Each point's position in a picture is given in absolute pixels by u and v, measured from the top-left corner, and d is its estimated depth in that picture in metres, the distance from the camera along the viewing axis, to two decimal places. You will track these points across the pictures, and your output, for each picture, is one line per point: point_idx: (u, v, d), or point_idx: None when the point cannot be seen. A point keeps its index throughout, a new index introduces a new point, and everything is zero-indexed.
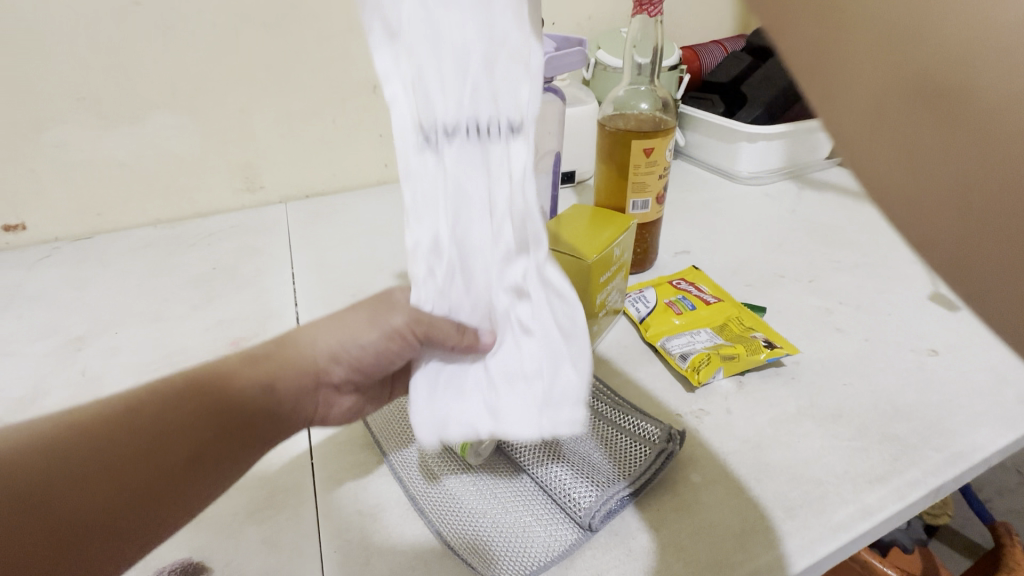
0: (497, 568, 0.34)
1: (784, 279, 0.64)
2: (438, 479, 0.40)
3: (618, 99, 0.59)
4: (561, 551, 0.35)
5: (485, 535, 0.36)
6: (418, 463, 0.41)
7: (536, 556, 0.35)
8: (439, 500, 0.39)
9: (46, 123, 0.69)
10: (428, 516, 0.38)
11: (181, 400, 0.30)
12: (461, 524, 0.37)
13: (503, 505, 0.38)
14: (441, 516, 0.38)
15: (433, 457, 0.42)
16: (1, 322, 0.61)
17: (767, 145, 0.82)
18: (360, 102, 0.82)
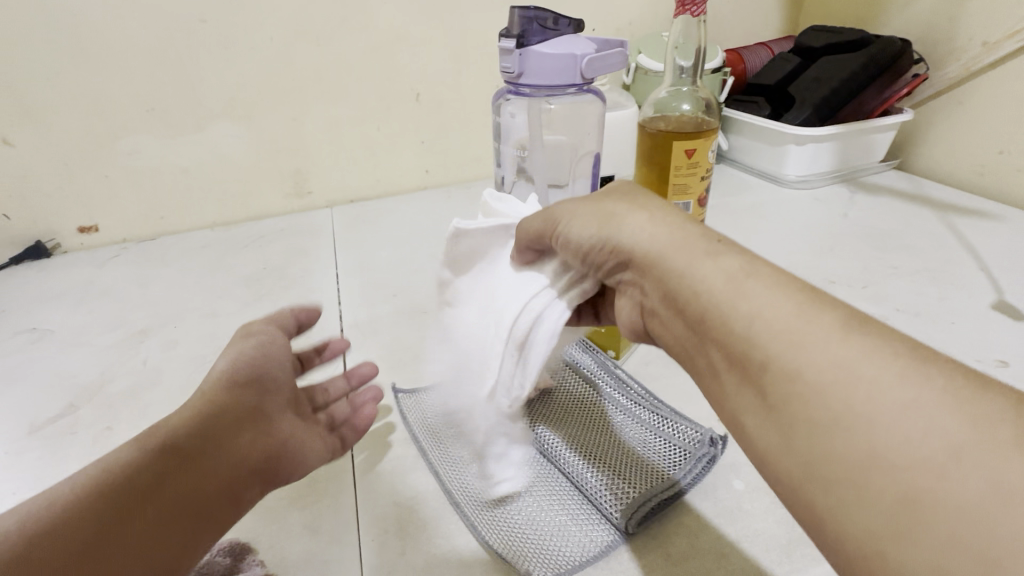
0: (531, 566, 0.34)
1: (835, 285, 0.61)
2: (476, 475, 0.40)
3: (659, 101, 0.59)
4: (596, 552, 0.35)
5: (519, 531, 0.36)
6: (453, 458, 0.42)
7: (570, 558, 0.34)
8: (474, 495, 0.39)
9: (120, 133, 0.75)
10: (463, 512, 0.38)
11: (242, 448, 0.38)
12: (496, 520, 0.37)
13: (539, 505, 0.38)
14: (476, 511, 0.38)
15: (469, 454, 0.42)
16: (75, 315, 0.66)
17: (816, 148, 0.79)
18: (404, 110, 0.85)
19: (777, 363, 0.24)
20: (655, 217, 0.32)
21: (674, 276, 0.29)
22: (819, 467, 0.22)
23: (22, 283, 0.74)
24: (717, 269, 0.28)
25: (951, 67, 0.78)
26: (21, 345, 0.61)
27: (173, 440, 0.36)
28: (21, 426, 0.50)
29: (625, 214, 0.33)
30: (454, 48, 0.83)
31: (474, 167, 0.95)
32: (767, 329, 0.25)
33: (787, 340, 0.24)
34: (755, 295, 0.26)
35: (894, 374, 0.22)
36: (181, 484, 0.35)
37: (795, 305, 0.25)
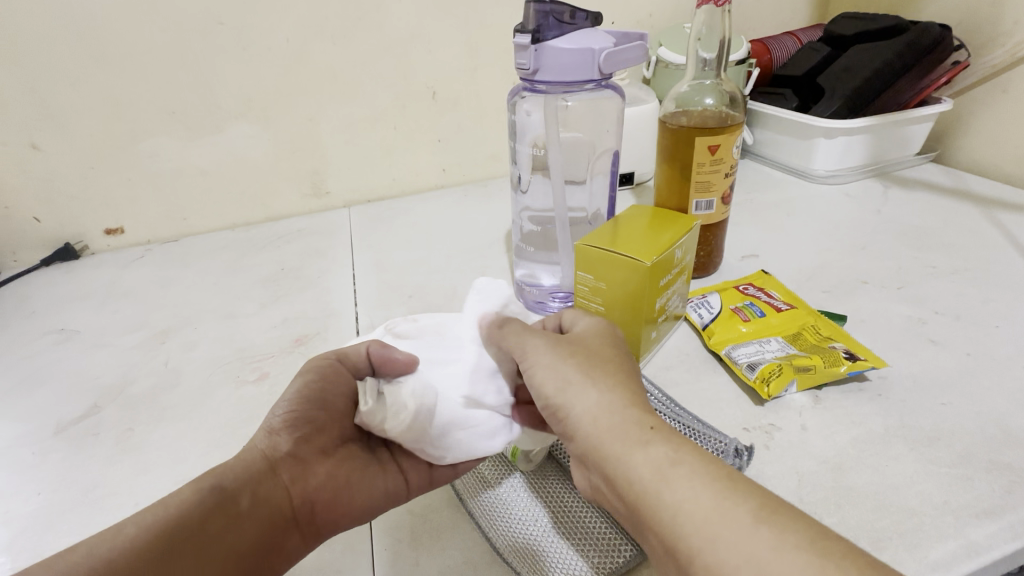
0: None
1: (868, 286, 0.58)
2: (493, 484, 0.39)
3: (681, 95, 0.57)
4: (616, 565, 0.33)
5: (537, 541, 0.35)
6: (467, 465, 0.41)
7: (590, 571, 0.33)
8: (490, 503, 0.38)
9: (143, 136, 0.76)
10: (482, 527, 0.36)
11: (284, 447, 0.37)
12: (512, 529, 0.36)
13: (556, 518, 0.36)
14: (492, 520, 0.37)
15: (487, 465, 0.41)
16: (100, 316, 0.67)
17: (847, 141, 0.76)
18: (420, 109, 0.85)
19: (701, 557, 0.25)
20: (603, 392, 0.33)
21: (613, 461, 0.30)
22: None
23: (51, 284, 0.76)
24: (648, 459, 0.29)
25: (994, 53, 0.74)
26: (49, 346, 0.62)
27: (221, 481, 0.34)
28: (47, 427, 0.51)
29: (579, 384, 0.34)
30: (470, 45, 0.82)
31: (491, 165, 0.94)
32: (691, 520, 0.26)
33: (708, 533, 0.25)
34: (678, 481, 0.28)
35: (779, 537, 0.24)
36: (225, 525, 0.33)
37: (711, 493, 0.26)
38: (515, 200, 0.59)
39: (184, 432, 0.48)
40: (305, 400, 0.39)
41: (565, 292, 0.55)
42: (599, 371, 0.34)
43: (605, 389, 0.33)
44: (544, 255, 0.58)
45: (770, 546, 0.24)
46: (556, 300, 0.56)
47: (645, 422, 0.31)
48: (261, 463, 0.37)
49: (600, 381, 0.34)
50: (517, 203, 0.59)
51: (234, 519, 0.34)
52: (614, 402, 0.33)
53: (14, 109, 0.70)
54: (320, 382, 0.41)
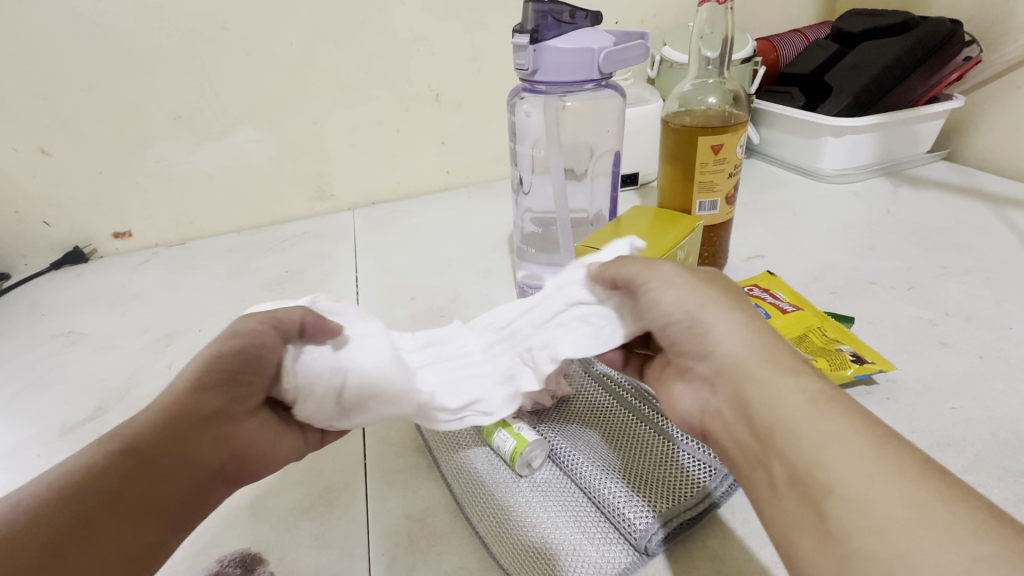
0: None
1: (877, 287, 0.57)
2: (491, 488, 0.39)
3: (683, 94, 0.56)
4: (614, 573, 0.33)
5: (534, 547, 0.35)
6: (464, 468, 0.41)
7: None
8: (487, 507, 0.37)
9: (150, 141, 0.77)
10: (478, 530, 0.36)
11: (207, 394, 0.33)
12: (509, 535, 0.35)
13: (554, 523, 0.36)
14: (489, 525, 0.36)
15: (482, 467, 0.40)
16: (108, 319, 0.68)
17: (855, 139, 0.74)
18: (424, 111, 0.85)
19: (836, 499, 0.23)
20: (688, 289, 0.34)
21: (754, 388, 0.29)
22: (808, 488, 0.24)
23: (60, 287, 0.77)
24: (798, 389, 0.27)
25: (1008, 48, 0.72)
26: (57, 349, 0.63)
27: (135, 442, 0.30)
28: (53, 429, 0.51)
29: (723, 307, 0.32)
30: (473, 46, 0.82)
31: (494, 167, 0.94)
32: (833, 457, 0.24)
33: (788, 411, 0.27)
34: (825, 415, 0.26)
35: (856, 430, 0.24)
36: (143, 486, 0.29)
37: (851, 433, 0.25)
38: (517, 201, 0.59)
39: None
40: (226, 350, 0.34)
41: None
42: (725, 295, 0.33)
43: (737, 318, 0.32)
44: (544, 257, 0.58)
45: (875, 468, 0.23)
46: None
47: (781, 357, 0.30)
48: (190, 418, 0.32)
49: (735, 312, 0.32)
50: (519, 205, 0.59)
51: (155, 479, 0.30)
52: (750, 333, 0.31)
53: (24, 115, 0.71)
54: (253, 345, 0.35)
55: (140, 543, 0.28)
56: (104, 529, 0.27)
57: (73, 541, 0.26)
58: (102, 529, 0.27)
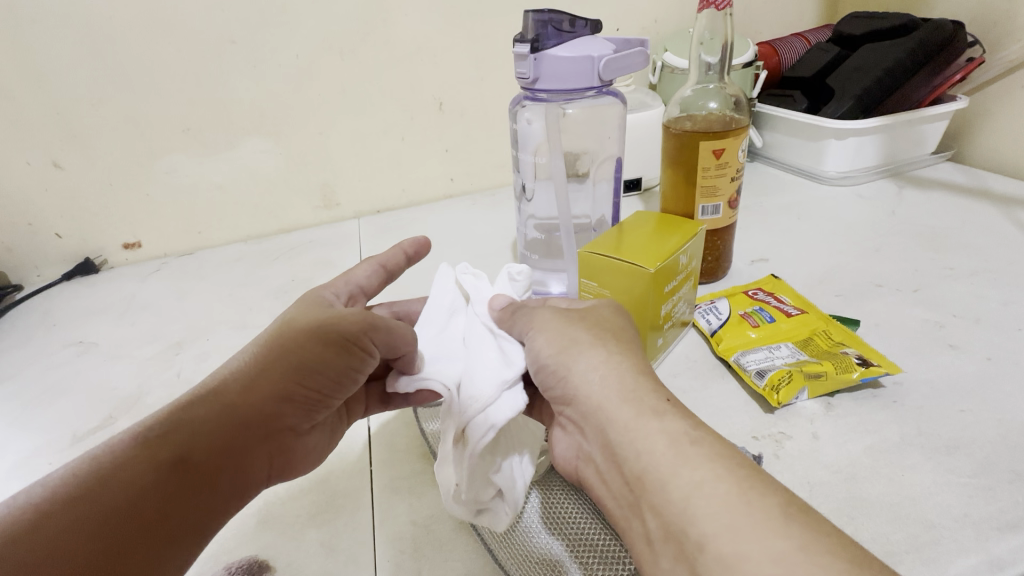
0: None
1: (882, 289, 0.57)
2: None
3: (684, 99, 0.56)
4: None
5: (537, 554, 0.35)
6: None
7: None
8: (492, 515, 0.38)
9: (160, 153, 0.78)
10: (480, 534, 0.37)
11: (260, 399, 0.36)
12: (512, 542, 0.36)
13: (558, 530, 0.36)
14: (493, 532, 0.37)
15: None
16: (118, 328, 0.69)
17: (859, 141, 0.74)
18: (428, 120, 0.86)
19: (715, 546, 0.24)
20: (609, 353, 0.34)
21: (614, 427, 0.31)
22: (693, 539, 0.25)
23: (72, 298, 0.78)
24: (660, 430, 0.29)
25: (1011, 48, 0.71)
26: (69, 358, 0.64)
27: (188, 455, 0.32)
28: (65, 437, 0.52)
29: (587, 345, 0.35)
30: (476, 55, 0.83)
31: (499, 173, 0.95)
32: (707, 497, 0.26)
33: (678, 467, 0.27)
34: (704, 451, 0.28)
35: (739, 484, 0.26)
36: (188, 497, 0.32)
37: (731, 479, 0.26)
38: (518, 209, 0.60)
39: None
40: (291, 364, 0.36)
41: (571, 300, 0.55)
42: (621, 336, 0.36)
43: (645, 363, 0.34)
44: (549, 263, 0.58)
45: (765, 522, 0.24)
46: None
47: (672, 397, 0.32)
48: (252, 428, 0.35)
49: (626, 351, 0.35)
50: (521, 213, 0.60)
51: (203, 489, 0.33)
52: (625, 369, 0.33)
53: (38, 130, 0.73)
54: (328, 355, 0.37)
55: (172, 547, 0.31)
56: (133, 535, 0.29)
57: (100, 545, 0.29)
58: (136, 535, 0.30)
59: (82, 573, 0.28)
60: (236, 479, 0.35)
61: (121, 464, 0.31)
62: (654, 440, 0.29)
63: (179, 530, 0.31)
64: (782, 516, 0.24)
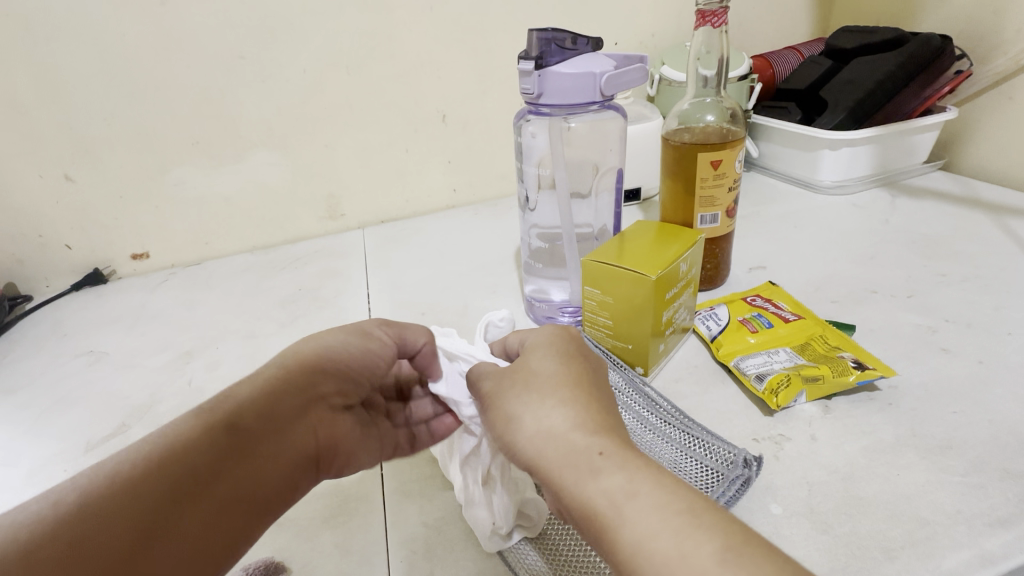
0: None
1: (877, 295, 0.58)
2: None
3: (682, 112, 0.58)
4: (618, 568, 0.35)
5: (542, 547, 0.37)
6: None
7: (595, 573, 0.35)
8: None
9: (169, 166, 0.79)
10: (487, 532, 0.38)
11: (303, 379, 0.39)
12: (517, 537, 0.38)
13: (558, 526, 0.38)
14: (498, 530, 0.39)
15: None
16: (128, 338, 0.70)
17: (851, 152, 0.76)
18: (431, 132, 0.87)
19: None
20: (542, 414, 0.34)
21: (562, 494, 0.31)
22: None
23: (81, 309, 0.79)
24: (599, 491, 0.29)
25: (998, 61, 0.74)
26: (79, 368, 0.65)
27: (238, 420, 0.35)
28: (78, 445, 0.53)
29: (522, 410, 0.35)
30: (478, 70, 0.85)
31: (501, 185, 0.97)
32: (651, 558, 0.26)
33: (622, 533, 0.27)
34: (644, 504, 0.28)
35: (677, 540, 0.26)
36: (237, 461, 0.34)
37: (674, 533, 0.26)
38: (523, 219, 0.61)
39: None
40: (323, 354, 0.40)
41: (574, 307, 0.57)
42: (554, 387, 0.35)
43: (578, 410, 0.33)
44: (552, 271, 0.60)
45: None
46: (566, 313, 0.58)
47: (608, 441, 0.31)
48: (294, 402, 0.38)
49: (562, 404, 0.34)
50: (526, 222, 0.61)
51: (249, 457, 0.35)
52: (559, 427, 0.33)
53: (50, 144, 0.74)
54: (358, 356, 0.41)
55: (216, 504, 0.33)
56: (185, 486, 0.32)
57: (157, 492, 0.31)
58: (188, 487, 0.32)
59: (139, 517, 0.30)
60: (280, 453, 0.36)
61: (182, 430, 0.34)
62: (598, 506, 0.29)
63: (225, 490, 0.33)
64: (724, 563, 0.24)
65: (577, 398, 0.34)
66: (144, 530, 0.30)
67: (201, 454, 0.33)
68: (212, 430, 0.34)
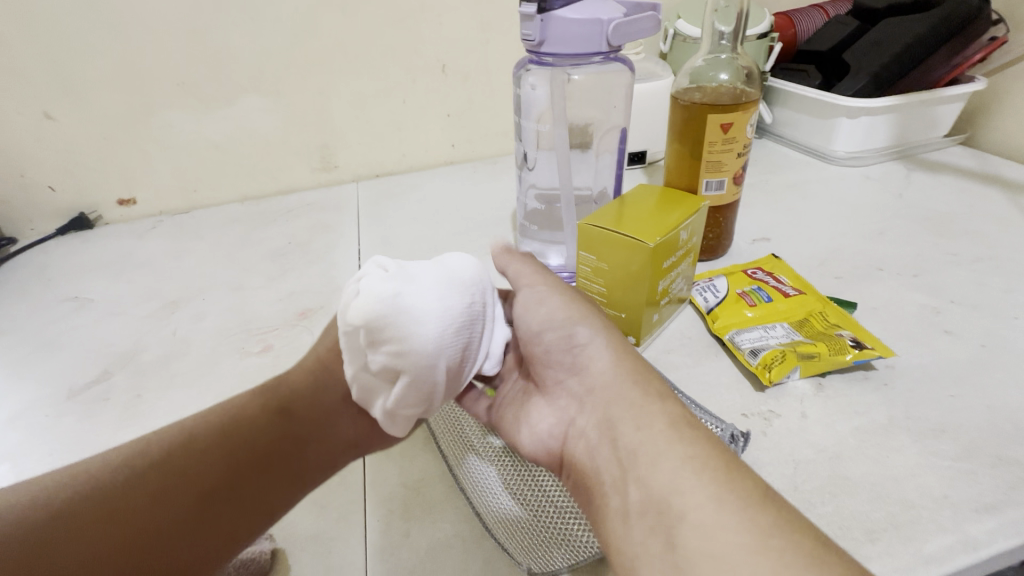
0: (519, 548, 0.34)
1: (883, 273, 0.56)
2: (477, 455, 0.40)
3: (695, 70, 0.54)
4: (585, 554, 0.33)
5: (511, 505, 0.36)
6: (455, 424, 0.42)
7: (559, 546, 0.34)
8: (472, 466, 0.39)
9: (154, 108, 0.76)
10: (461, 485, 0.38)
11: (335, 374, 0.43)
12: (487, 493, 0.37)
13: (526, 491, 0.37)
14: (473, 485, 0.38)
15: (470, 428, 0.42)
16: (113, 285, 0.68)
17: (870, 121, 0.72)
18: (430, 82, 0.83)
19: (694, 515, 0.27)
20: (615, 347, 0.36)
21: (620, 409, 0.33)
22: (665, 508, 0.28)
23: (68, 253, 0.77)
24: (664, 413, 0.32)
25: None
26: (64, 314, 0.64)
27: (292, 407, 0.41)
28: (62, 391, 0.52)
29: (594, 335, 0.37)
30: (483, 17, 0.80)
31: (502, 142, 0.93)
32: (691, 478, 0.28)
33: (662, 450, 0.30)
34: (690, 481, 0.28)
35: (714, 472, 0.28)
36: (287, 450, 0.40)
37: (715, 469, 0.28)
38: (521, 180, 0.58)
39: (188, 398, 0.49)
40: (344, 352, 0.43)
41: (569, 272, 0.55)
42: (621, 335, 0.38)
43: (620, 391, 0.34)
44: (547, 233, 0.58)
45: (746, 515, 0.26)
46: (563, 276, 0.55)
47: (650, 422, 0.32)
48: (333, 398, 0.42)
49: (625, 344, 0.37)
50: (524, 184, 0.58)
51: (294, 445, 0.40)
52: (624, 362, 0.36)
53: (28, 79, 0.71)
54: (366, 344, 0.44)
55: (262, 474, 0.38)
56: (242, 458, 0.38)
57: (223, 466, 0.38)
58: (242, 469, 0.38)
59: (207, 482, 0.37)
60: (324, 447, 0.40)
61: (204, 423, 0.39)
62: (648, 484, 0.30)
63: (270, 468, 0.39)
64: (764, 539, 0.25)
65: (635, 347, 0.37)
66: (206, 491, 0.37)
67: (252, 431, 0.39)
68: (266, 415, 0.40)
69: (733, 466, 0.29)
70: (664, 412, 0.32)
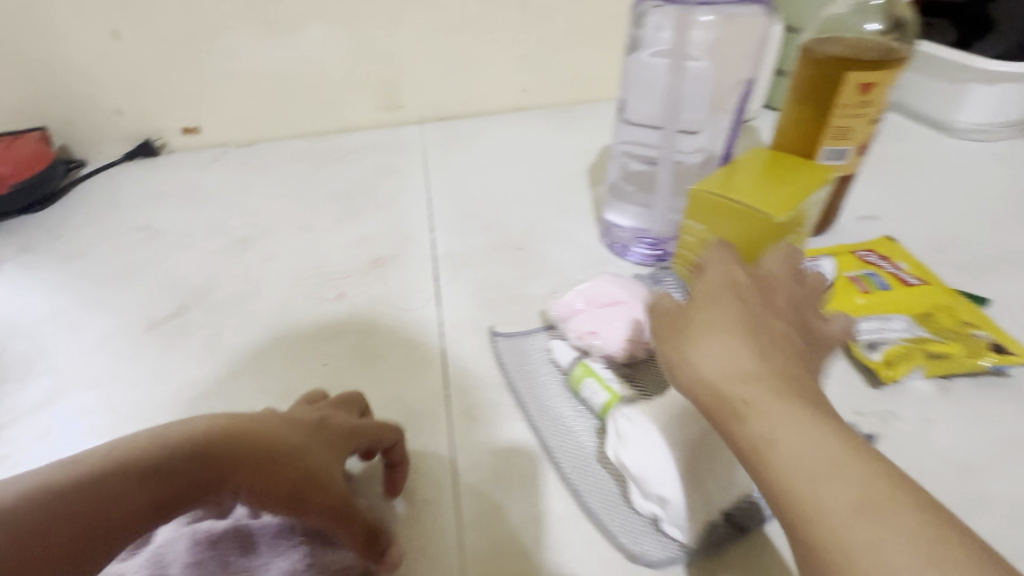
0: (597, 517, 0.34)
1: (1011, 266, 0.51)
2: (563, 414, 0.40)
3: (836, 18, 0.48)
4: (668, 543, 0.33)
5: (594, 472, 0.36)
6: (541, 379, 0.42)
7: (641, 529, 0.34)
8: (555, 425, 0.39)
9: (219, 31, 0.72)
10: (542, 439, 0.38)
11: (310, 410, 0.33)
12: (570, 454, 0.37)
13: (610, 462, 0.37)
14: (556, 442, 0.38)
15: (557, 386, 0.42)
16: (181, 216, 0.67)
17: (1008, 90, 0.64)
18: (507, 16, 0.76)
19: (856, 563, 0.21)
20: (739, 348, 0.28)
21: (748, 426, 0.26)
22: (818, 549, 0.22)
23: (133, 180, 0.76)
24: (796, 437, 0.24)
25: None
26: (135, 242, 0.64)
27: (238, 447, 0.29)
28: (141, 321, 0.52)
29: (710, 337, 0.29)
30: None
31: (574, 90, 0.86)
32: (855, 525, 0.22)
33: (808, 483, 0.23)
34: (829, 480, 0.23)
35: (860, 509, 0.22)
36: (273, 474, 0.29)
37: (869, 500, 0.22)
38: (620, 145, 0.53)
39: (266, 340, 0.49)
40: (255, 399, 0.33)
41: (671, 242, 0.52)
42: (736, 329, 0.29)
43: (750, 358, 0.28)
44: (642, 198, 0.54)
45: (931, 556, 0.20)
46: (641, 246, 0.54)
47: (786, 438, 0.25)
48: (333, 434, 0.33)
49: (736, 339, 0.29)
50: (623, 149, 0.53)
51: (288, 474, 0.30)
52: (753, 365, 0.28)
53: None
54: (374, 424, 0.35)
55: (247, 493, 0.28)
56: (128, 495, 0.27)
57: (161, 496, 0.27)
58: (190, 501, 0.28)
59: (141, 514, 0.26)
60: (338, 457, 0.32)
61: (155, 450, 0.27)
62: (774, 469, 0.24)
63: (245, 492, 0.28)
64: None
65: (762, 333, 0.29)
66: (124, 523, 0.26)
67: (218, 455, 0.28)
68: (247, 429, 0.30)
69: (893, 478, 0.23)
70: (806, 397, 0.26)
